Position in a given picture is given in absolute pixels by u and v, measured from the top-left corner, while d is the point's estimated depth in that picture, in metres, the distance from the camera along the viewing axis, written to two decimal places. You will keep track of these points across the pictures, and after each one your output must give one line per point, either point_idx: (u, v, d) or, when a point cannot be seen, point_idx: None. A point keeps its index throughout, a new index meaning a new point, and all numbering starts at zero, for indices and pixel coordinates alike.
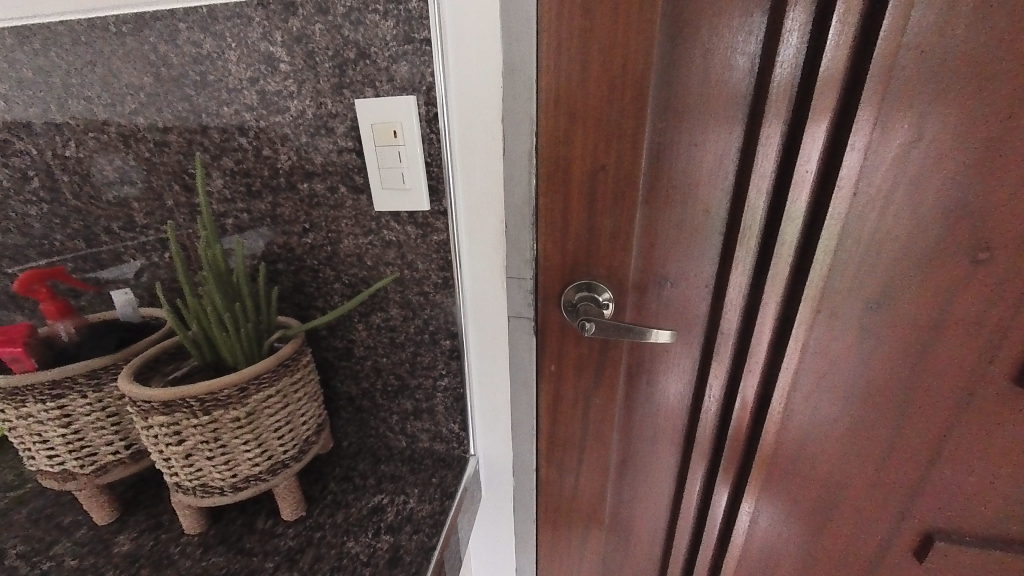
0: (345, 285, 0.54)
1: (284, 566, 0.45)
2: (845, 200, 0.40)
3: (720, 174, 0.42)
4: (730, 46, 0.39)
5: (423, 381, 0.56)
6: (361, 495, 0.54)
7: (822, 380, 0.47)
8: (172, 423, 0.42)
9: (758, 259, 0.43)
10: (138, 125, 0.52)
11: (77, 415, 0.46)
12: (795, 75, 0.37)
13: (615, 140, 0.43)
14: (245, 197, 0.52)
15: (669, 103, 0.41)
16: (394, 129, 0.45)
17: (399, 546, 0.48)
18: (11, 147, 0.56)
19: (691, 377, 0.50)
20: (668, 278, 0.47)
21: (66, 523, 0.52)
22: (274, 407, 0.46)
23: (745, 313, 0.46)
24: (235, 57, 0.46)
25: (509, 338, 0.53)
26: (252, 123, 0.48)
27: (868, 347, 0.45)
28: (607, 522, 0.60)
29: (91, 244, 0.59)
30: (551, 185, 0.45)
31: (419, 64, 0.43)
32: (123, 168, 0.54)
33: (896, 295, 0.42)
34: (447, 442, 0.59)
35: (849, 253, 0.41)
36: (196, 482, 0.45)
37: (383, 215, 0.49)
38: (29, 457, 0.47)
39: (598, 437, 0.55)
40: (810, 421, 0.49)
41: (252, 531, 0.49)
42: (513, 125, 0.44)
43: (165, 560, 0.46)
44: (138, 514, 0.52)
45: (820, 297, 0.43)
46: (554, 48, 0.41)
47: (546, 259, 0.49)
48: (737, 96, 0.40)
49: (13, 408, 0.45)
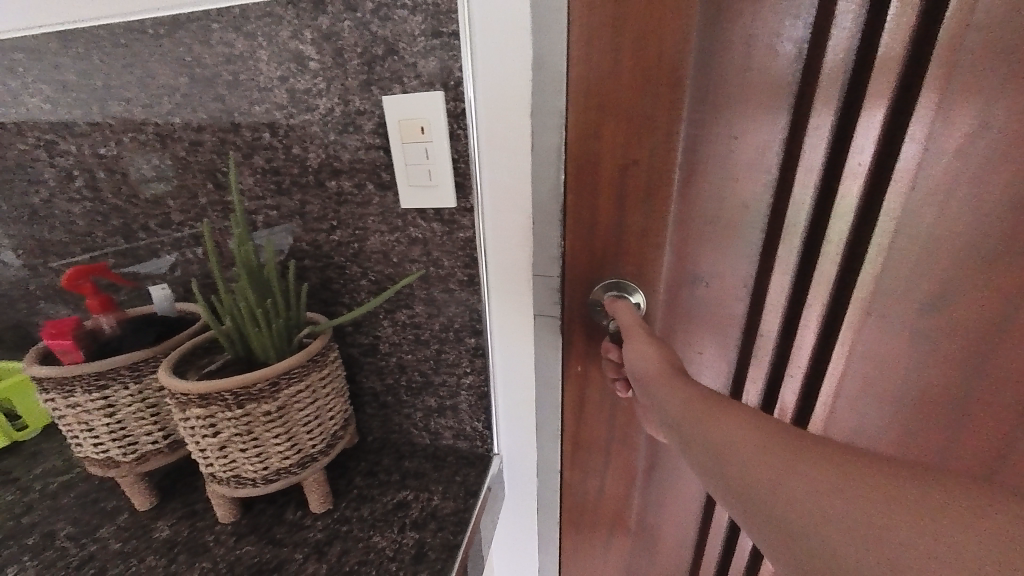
0: (371, 281, 0.54)
1: (314, 558, 0.46)
2: (900, 195, 0.37)
3: (762, 167, 0.40)
4: (775, 31, 0.36)
5: (448, 378, 0.56)
6: (386, 491, 0.55)
7: (868, 389, 0.43)
8: (208, 416, 0.43)
9: (802, 256, 0.40)
10: (173, 124, 0.53)
11: (119, 405, 0.48)
12: (850, 56, 0.35)
13: (648, 133, 0.41)
14: (274, 194, 0.52)
15: (706, 92, 0.38)
16: (421, 125, 0.45)
17: (424, 543, 0.48)
18: (57, 148, 0.59)
19: (726, 382, 0.47)
20: (701, 277, 0.44)
21: (109, 508, 0.54)
22: (304, 402, 0.46)
23: (787, 314, 0.43)
24: (266, 55, 0.47)
25: (534, 338, 0.52)
26: (282, 121, 0.49)
27: (919, 352, 0.41)
28: (633, 528, 0.58)
29: (130, 241, 0.61)
30: (580, 180, 0.44)
31: (447, 59, 0.42)
32: (159, 166, 0.56)
33: (956, 296, 0.38)
34: (471, 440, 0.59)
35: (903, 250, 0.38)
36: (230, 473, 0.46)
37: (409, 213, 0.49)
38: (77, 444, 0.50)
39: (624, 440, 0.53)
40: (855, 431, 0.45)
41: (281, 522, 0.50)
42: (541, 119, 0.43)
43: (200, 547, 0.48)
44: (174, 502, 0.54)
45: (869, 300, 0.40)
46: (584, 38, 0.39)
47: (573, 256, 0.47)
48: (784, 82, 0.37)
49: (64, 397, 0.47)
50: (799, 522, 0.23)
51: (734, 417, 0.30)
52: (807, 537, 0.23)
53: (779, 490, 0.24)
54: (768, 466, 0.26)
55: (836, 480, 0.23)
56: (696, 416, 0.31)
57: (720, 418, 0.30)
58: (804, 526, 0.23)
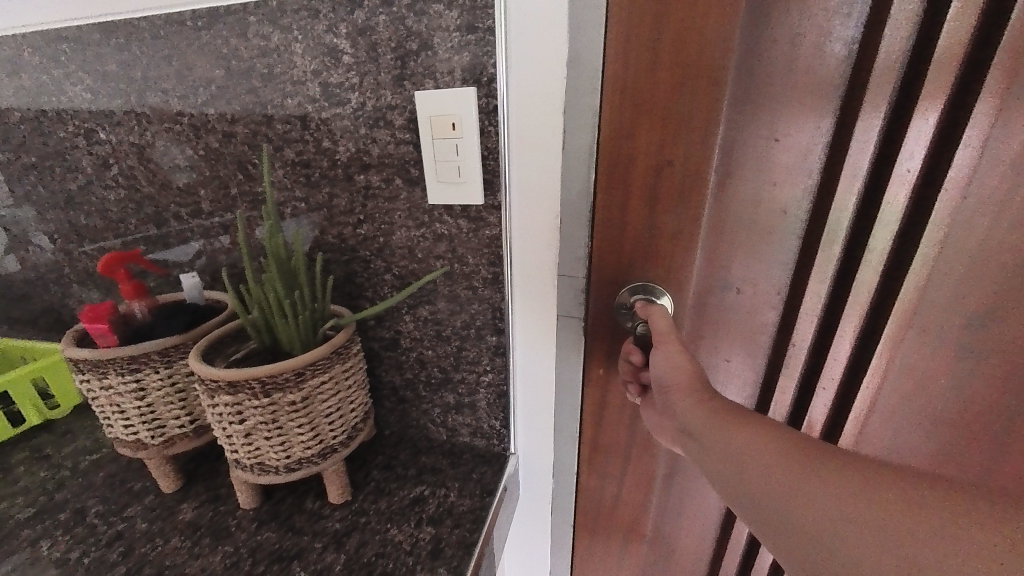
0: (395, 276, 0.54)
1: (332, 548, 0.47)
2: (950, 203, 0.35)
3: (802, 171, 0.38)
4: (824, 30, 0.35)
5: (467, 375, 0.56)
6: (403, 485, 0.55)
7: (906, 403, 0.42)
8: (236, 403, 0.44)
9: (841, 265, 0.39)
10: (207, 115, 0.54)
11: (149, 389, 0.49)
12: (903, 57, 0.33)
13: (684, 134, 0.40)
14: (303, 187, 0.53)
15: (747, 92, 0.37)
16: (453, 121, 0.45)
17: (441, 539, 0.48)
18: (96, 136, 0.61)
19: (753, 391, 0.46)
20: (733, 282, 0.43)
21: (136, 488, 0.56)
22: (327, 393, 0.47)
23: (822, 323, 0.42)
24: (301, 49, 0.47)
25: (556, 338, 0.52)
26: (314, 114, 0.49)
27: (963, 369, 0.39)
28: (649, 536, 0.58)
29: (161, 229, 0.63)
30: (611, 180, 0.43)
31: (481, 55, 0.42)
32: (192, 157, 0.57)
33: (1006, 309, 0.37)
34: (488, 438, 0.59)
35: (952, 262, 0.37)
36: (254, 460, 0.47)
37: (436, 208, 0.49)
38: (108, 425, 0.51)
39: (644, 447, 0.53)
40: (890, 447, 0.44)
41: (301, 510, 0.51)
42: (573, 117, 0.43)
43: (223, 530, 0.49)
44: (198, 485, 0.56)
45: (912, 310, 0.39)
46: (623, 35, 0.39)
47: (600, 258, 0.46)
48: (830, 84, 0.36)
49: (98, 379, 0.48)
50: (814, 525, 0.25)
51: (744, 427, 0.32)
52: (824, 537, 0.25)
53: (799, 497, 0.26)
54: (783, 473, 0.28)
55: (847, 481, 0.25)
56: (711, 428, 0.33)
57: (736, 429, 0.32)
58: (821, 528, 0.25)
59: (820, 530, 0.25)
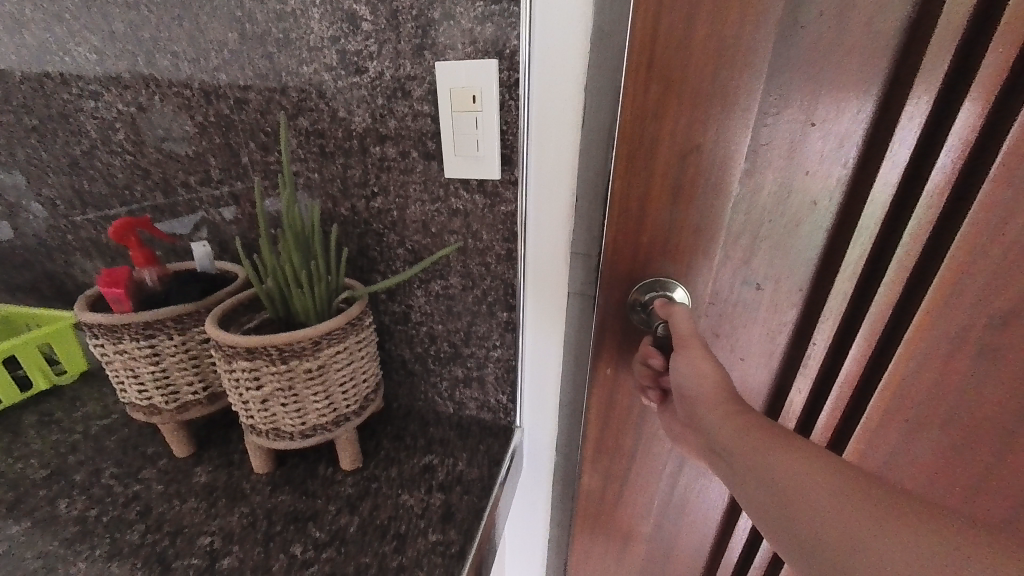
0: (408, 251, 0.55)
1: (347, 510, 0.48)
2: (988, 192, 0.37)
3: (818, 155, 0.39)
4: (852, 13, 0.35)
5: (476, 350, 0.57)
6: (413, 454, 0.57)
7: (930, 377, 0.44)
8: (253, 369, 0.44)
9: (851, 247, 0.41)
10: (219, 81, 0.53)
11: (164, 355, 0.49)
12: (932, 43, 0.34)
13: (708, 118, 0.40)
14: (317, 158, 0.53)
15: (770, 74, 0.38)
16: (473, 94, 0.44)
17: (451, 504, 0.50)
18: (101, 99, 0.59)
19: (756, 370, 0.48)
20: (743, 262, 0.44)
21: (149, 453, 0.57)
22: (342, 362, 0.48)
23: (828, 304, 0.43)
24: (318, 14, 0.46)
25: (565, 316, 0.53)
26: (330, 83, 0.49)
27: (985, 347, 0.41)
28: (647, 531, 0.60)
29: (169, 197, 0.62)
30: (631, 163, 0.42)
31: (505, 26, 0.42)
32: (202, 124, 0.56)
33: None
34: (494, 412, 0.60)
35: (984, 246, 0.38)
36: (270, 425, 0.48)
37: (452, 183, 0.49)
38: (122, 390, 0.52)
39: (650, 444, 0.54)
40: (905, 418, 0.46)
41: (314, 476, 0.53)
42: (594, 95, 0.43)
43: (238, 493, 0.50)
44: (211, 450, 0.57)
45: (945, 291, 0.40)
46: (652, 10, 0.37)
47: (615, 246, 0.46)
48: (852, 68, 0.36)
49: (112, 344, 0.49)
50: (838, 522, 0.28)
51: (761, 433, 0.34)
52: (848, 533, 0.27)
53: (822, 498, 0.29)
54: (807, 474, 0.30)
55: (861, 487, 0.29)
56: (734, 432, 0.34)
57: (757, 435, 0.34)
58: (846, 526, 0.27)
59: (839, 526, 0.28)
